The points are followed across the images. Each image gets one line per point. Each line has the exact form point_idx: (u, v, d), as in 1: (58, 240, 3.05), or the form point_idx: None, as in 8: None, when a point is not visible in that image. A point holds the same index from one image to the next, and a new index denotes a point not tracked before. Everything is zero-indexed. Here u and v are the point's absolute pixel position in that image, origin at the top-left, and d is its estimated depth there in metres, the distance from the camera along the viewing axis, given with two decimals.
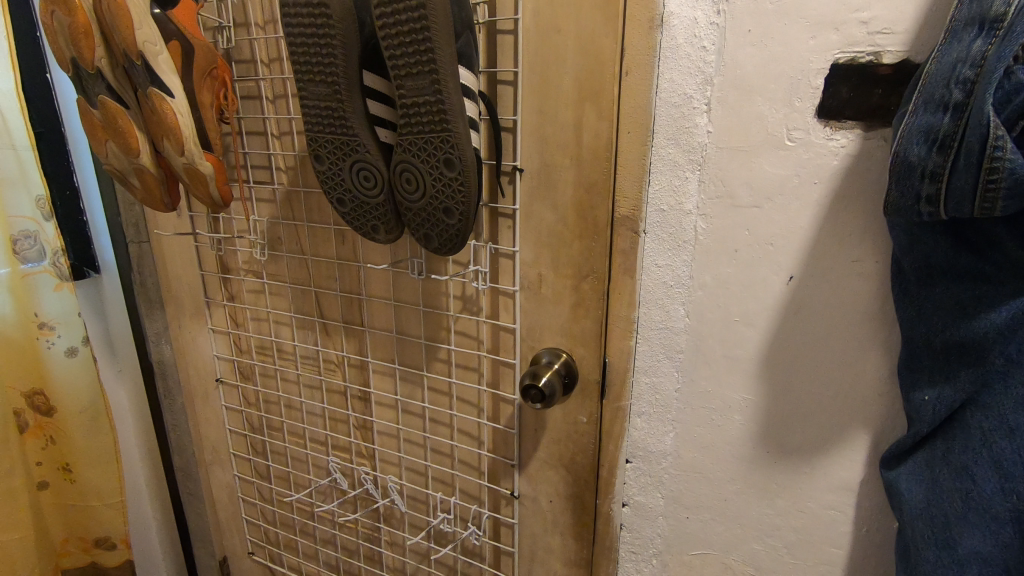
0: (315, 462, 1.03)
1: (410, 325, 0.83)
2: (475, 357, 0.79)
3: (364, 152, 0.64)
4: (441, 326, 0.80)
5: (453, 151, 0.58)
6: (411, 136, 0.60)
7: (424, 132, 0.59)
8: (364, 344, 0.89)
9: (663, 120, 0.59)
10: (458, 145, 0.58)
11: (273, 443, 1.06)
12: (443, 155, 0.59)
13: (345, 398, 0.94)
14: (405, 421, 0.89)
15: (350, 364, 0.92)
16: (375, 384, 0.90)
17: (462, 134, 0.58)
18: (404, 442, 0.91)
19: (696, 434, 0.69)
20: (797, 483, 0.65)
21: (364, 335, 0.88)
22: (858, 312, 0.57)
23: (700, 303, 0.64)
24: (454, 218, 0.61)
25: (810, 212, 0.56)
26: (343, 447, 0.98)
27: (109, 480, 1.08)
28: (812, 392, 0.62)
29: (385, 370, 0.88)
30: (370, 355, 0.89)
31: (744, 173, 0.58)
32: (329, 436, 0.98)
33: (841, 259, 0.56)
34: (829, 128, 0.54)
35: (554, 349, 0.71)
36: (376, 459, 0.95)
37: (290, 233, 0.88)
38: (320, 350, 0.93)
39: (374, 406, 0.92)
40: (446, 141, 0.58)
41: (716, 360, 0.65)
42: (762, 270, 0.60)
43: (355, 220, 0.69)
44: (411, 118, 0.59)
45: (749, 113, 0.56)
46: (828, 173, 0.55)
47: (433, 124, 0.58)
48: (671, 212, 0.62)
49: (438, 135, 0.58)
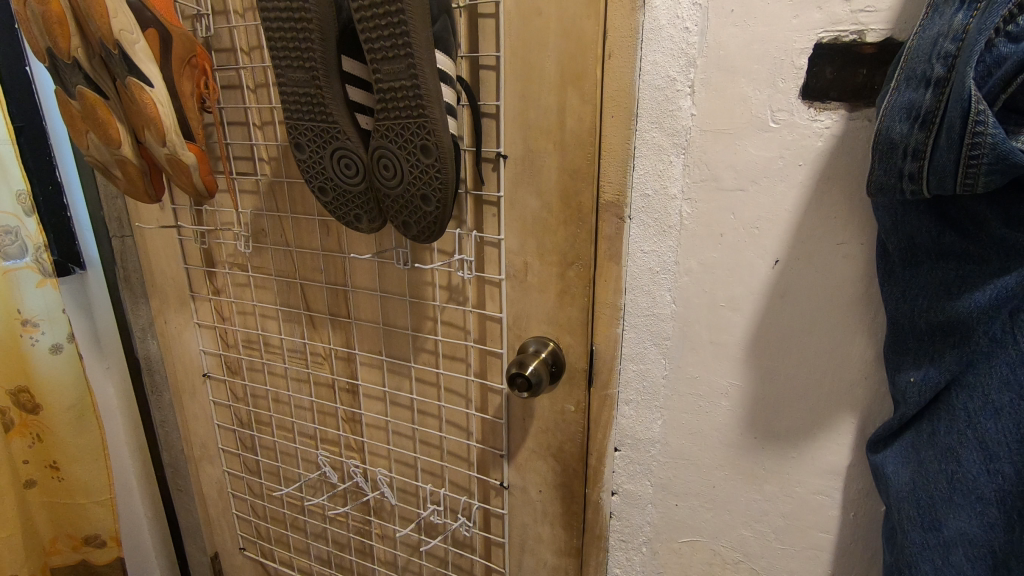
0: (304, 456, 1.02)
1: (396, 315, 0.82)
2: (462, 347, 0.78)
3: (343, 139, 0.63)
4: (428, 317, 0.79)
5: (430, 137, 0.57)
6: (388, 122, 0.59)
7: (401, 118, 0.58)
8: (351, 336, 0.88)
9: (647, 103, 0.58)
10: (435, 130, 0.57)
11: (262, 438, 1.05)
12: (420, 142, 0.58)
13: (333, 391, 0.94)
14: (394, 413, 0.89)
15: (337, 356, 0.91)
16: (363, 376, 0.89)
17: (439, 120, 0.57)
18: (392, 434, 0.90)
19: (683, 421, 0.68)
20: (783, 468, 0.64)
21: (351, 327, 0.87)
22: (842, 296, 0.57)
23: (685, 288, 0.63)
24: (433, 206, 0.61)
25: (795, 194, 0.56)
26: (332, 441, 0.98)
27: (96, 478, 1.07)
28: (798, 376, 0.61)
29: (373, 362, 0.87)
30: (357, 347, 0.88)
31: (728, 156, 0.57)
32: (318, 430, 0.98)
33: (827, 242, 0.56)
34: (813, 109, 0.53)
35: (540, 337, 0.71)
36: (365, 452, 0.94)
37: (274, 225, 0.87)
38: (307, 343, 0.92)
39: (363, 398, 0.91)
40: (423, 127, 0.57)
41: (702, 345, 0.65)
42: (747, 254, 0.59)
43: (337, 209, 0.68)
44: (387, 105, 0.58)
45: (733, 95, 0.56)
46: (813, 154, 0.54)
47: (410, 110, 0.57)
48: (655, 197, 0.61)
49: (416, 121, 0.57)
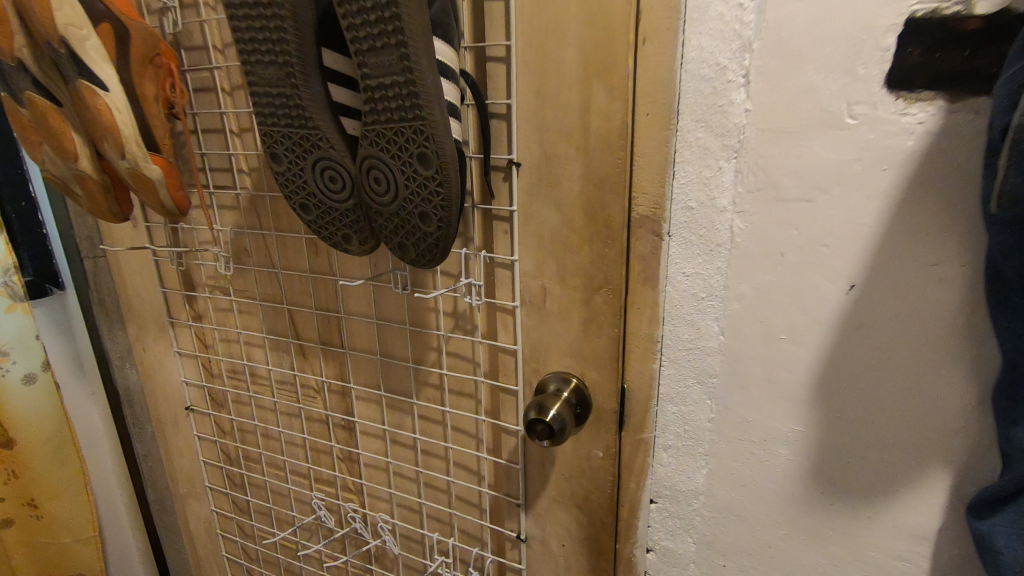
0: (298, 498, 0.92)
1: (395, 346, 0.73)
2: (471, 382, 0.69)
3: (327, 148, 0.53)
4: (431, 347, 0.70)
5: (429, 144, 0.47)
6: (378, 126, 0.49)
7: (394, 122, 0.48)
8: (345, 368, 0.78)
9: (691, 98, 0.48)
10: (435, 137, 0.47)
11: (252, 476, 0.96)
12: (417, 151, 0.48)
13: (327, 427, 0.84)
14: (395, 453, 0.79)
15: (330, 390, 0.81)
16: (360, 413, 0.80)
17: (439, 123, 0.47)
18: (394, 476, 0.81)
19: (731, 471, 0.58)
20: (854, 528, 0.54)
21: (345, 358, 0.78)
22: (932, 329, 0.46)
23: (737, 318, 0.53)
24: (434, 225, 0.51)
25: (877, 205, 0.45)
26: (328, 481, 0.88)
27: (77, 512, 0.98)
28: (875, 422, 0.51)
29: (370, 396, 0.78)
30: (352, 381, 0.78)
31: (790, 160, 0.47)
32: (311, 469, 0.88)
33: (915, 263, 0.45)
34: (902, 101, 0.43)
35: (562, 374, 0.61)
36: (364, 494, 0.85)
37: (257, 244, 0.78)
38: (296, 375, 0.83)
39: (360, 436, 0.81)
40: (419, 133, 0.47)
41: (755, 384, 0.54)
42: (814, 277, 0.49)
43: (323, 228, 0.59)
44: (377, 107, 0.48)
45: (797, 86, 0.45)
46: (899, 156, 0.44)
47: (404, 112, 0.47)
48: (700, 210, 0.51)
49: (411, 125, 0.47)
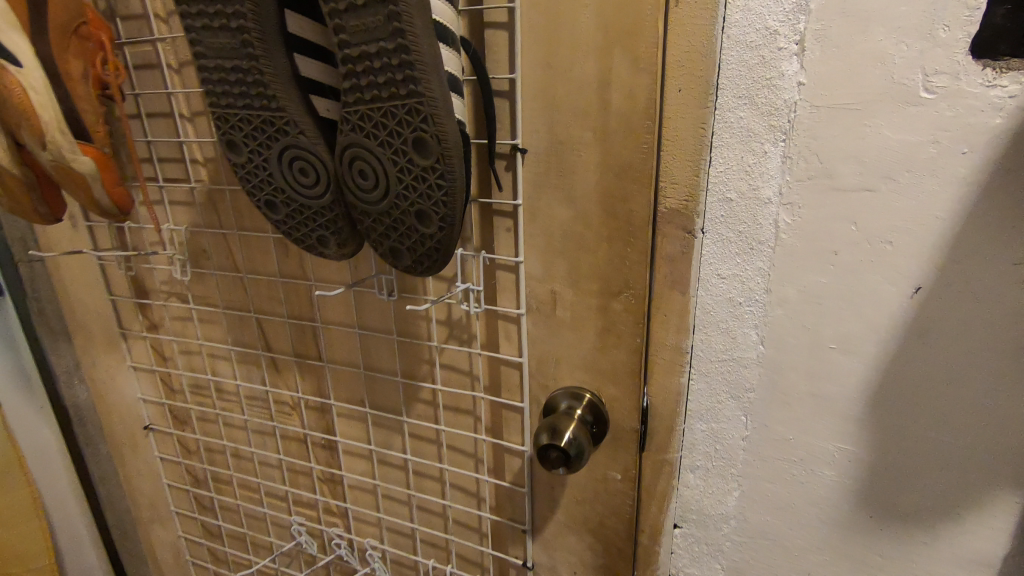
0: (275, 522, 0.84)
1: (381, 358, 0.64)
2: (468, 398, 0.61)
3: (297, 135, 0.44)
4: (422, 360, 0.62)
5: (428, 128, 0.39)
6: (361, 106, 0.40)
7: (381, 101, 0.39)
8: (324, 383, 0.70)
9: (732, 70, 0.41)
10: (434, 117, 0.38)
11: (222, 500, 0.87)
12: (412, 136, 0.40)
13: (306, 447, 0.76)
14: (383, 474, 0.71)
15: (308, 406, 0.73)
16: (343, 431, 0.72)
17: (438, 102, 0.38)
18: (383, 499, 0.73)
19: (768, 493, 0.52)
20: (907, 556, 0.48)
21: (323, 371, 0.69)
22: (1013, 337, 0.40)
23: (780, 325, 0.46)
24: (433, 225, 0.43)
25: (953, 195, 0.39)
26: (308, 504, 0.80)
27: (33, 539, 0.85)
28: (939, 441, 0.45)
29: (354, 414, 0.70)
30: (332, 397, 0.70)
31: (851, 142, 0.40)
32: (289, 492, 0.80)
33: (997, 262, 0.39)
34: (988, 71, 0.36)
35: (569, 389, 0.54)
36: (349, 518, 0.77)
37: (217, 245, 0.68)
38: (269, 391, 0.74)
39: (343, 456, 0.73)
40: (414, 114, 0.39)
41: (799, 399, 0.48)
42: (875, 278, 0.42)
43: (295, 229, 0.50)
44: (359, 82, 0.39)
45: (862, 54, 0.38)
46: (984, 136, 0.37)
47: (394, 87, 0.38)
48: (741, 202, 0.44)
49: (403, 104, 0.39)
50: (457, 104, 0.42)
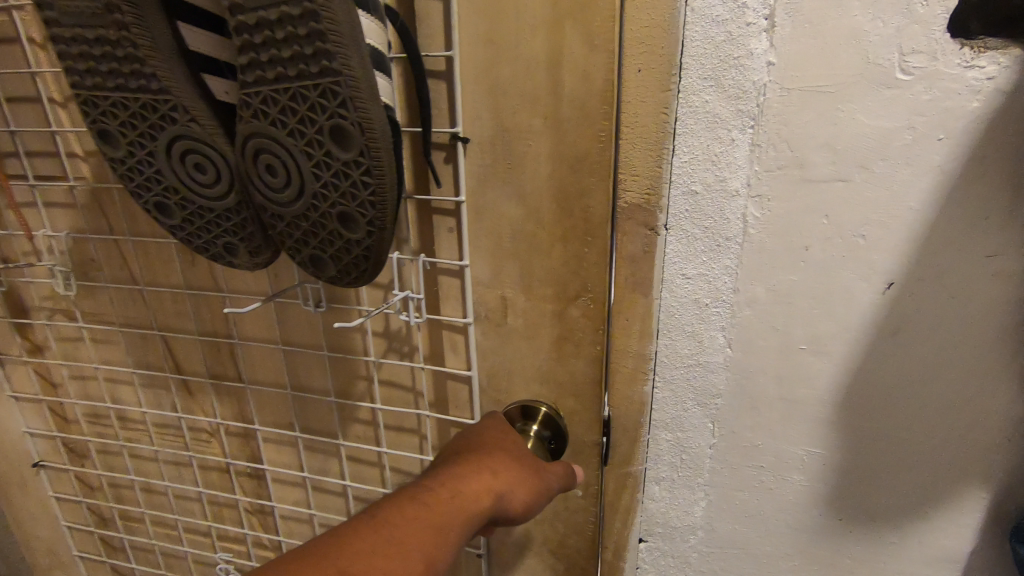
0: (198, 560, 0.75)
1: (310, 376, 0.57)
2: (412, 416, 0.55)
3: (187, 123, 0.36)
4: (357, 377, 0.55)
5: (347, 114, 0.32)
6: (263, 86, 0.33)
7: (287, 81, 0.32)
8: (246, 407, 0.62)
9: (698, 47, 0.36)
10: (355, 101, 0.32)
11: (134, 540, 0.76)
12: (328, 123, 0.33)
13: (230, 477, 0.68)
14: (320, 503, 0.64)
15: (229, 432, 0.65)
16: (271, 457, 0.64)
17: (360, 81, 0.31)
18: (321, 528, 0.66)
19: (736, 502, 0.49)
20: (876, 555, 0.47)
21: (244, 394, 0.61)
22: (985, 333, 0.39)
23: (747, 326, 0.43)
24: (361, 230, 0.36)
25: (927, 184, 0.36)
26: (236, 538, 0.72)
27: None
28: (910, 440, 0.43)
29: (283, 438, 0.62)
30: (256, 420, 0.62)
31: (824, 129, 0.37)
32: (212, 527, 0.71)
33: (970, 254, 0.37)
34: (967, 49, 0.33)
35: (519, 404, 0.50)
36: (284, 551, 0.70)
37: (106, 254, 0.58)
38: (182, 417, 0.65)
39: (272, 485, 0.66)
40: (330, 97, 0.32)
41: (768, 404, 0.45)
42: (848, 275, 0.39)
43: (195, 235, 0.42)
44: (259, 57, 0.32)
45: (836, 30, 0.34)
46: (960, 122, 0.34)
47: (304, 63, 0.31)
48: (707, 195, 0.40)
49: (316, 84, 0.32)
50: (383, 86, 0.35)
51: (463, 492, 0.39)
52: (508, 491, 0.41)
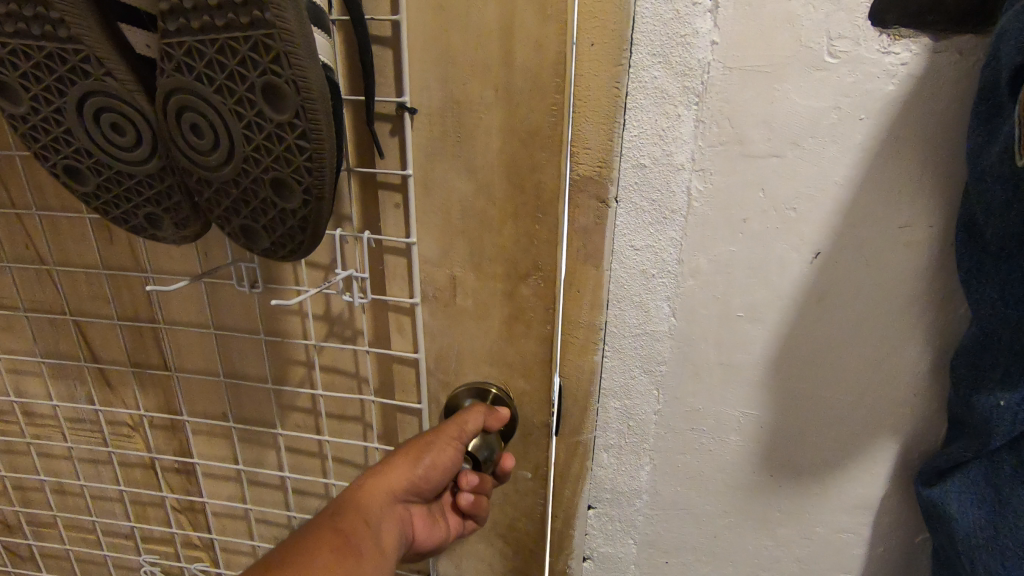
0: (121, 565, 0.70)
1: (245, 362, 0.55)
2: (355, 403, 0.54)
3: (100, 76, 0.34)
4: (297, 362, 0.53)
5: (282, 71, 0.31)
6: (188, 38, 0.31)
7: (215, 33, 0.31)
8: (173, 397, 0.59)
9: (647, 24, 0.38)
10: (289, 56, 0.30)
11: (45, 547, 0.71)
12: (261, 81, 0.31)
13: (155, 474, 0.64)
14: (256, 498, 0.62)
15: (154, 425, 0.61)
16: (202, 450, 0.61)
17: (295, 36, 0.30)
18: (258, 524, 0.63)
19: (678, 464, 0.52)
20: (802, 507, 0.51)
21: (171, 383, 0.58)
22: (894, 299, 0.43)
23: (690, 295, 0.45)
24: (296, 198, 0.35)
25: (849, 161, 0.40)
26: (162, 540, 0.68)
27: None
28: (825, 399, 0.47)
29: (214, 429, 0.59)
30: (184, 411, 0.59)
31: (761, 107, 0.39)
32: (136, 528, 0.67)
33: (886, 226, 0.41)
34: (885, 37, 0.36)
35: (471, 387, 0.50)
36: (216, 550, 0.67)
37: (9, 231, 0.53)
38: (99, 410, 0.61)
39: (203, 481, 0.63)
40: (262, 51, 0.30)
41: (708, 370, 0.48)
42: (779, 246, 0.43)
43: (112, 202, 0.40)
44: (185, 6, 0.30)
45: (774, 14, 0.37)
46: (877, 103, 0.38)
47: (232, 13, 0.30)
48: (654, 169, 0.42)
49: (246, 37, 0.30)
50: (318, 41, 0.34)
51: (353, 501, 0.45)
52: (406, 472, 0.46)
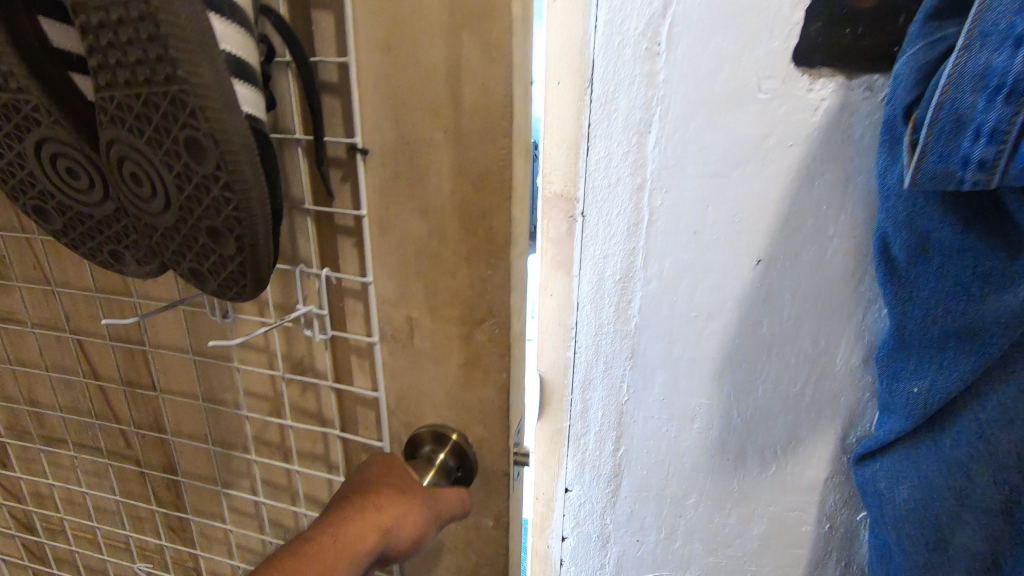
0: (119, 568, 0.78)
1: (220, 388, 0.58)
2: (321, 437, 0.55)
3: (51, 124, 0.36)
4: (268, 395, 0.56)
5: (199, 125, 0.30)
6: (114, 89, 0.31)
7: (136, 85, 0.30)
8: (160, 415, 0.64)
9: (605, 65, 0.45)
10: (204, 109, 0.29)
11: (56, 546, 0.80)
12: (182, 134, 0.30)
13: (147, 487, 0.70)
14: (234, 518, 0.66)
15: (145, 440, 0.67)
16: (186, 467, 0.66)
17: (210, 90, 0.29)
18: (236, 548, 0.68)
19: (646, 450, 0.58)
20: (757, 488, 0.57)
21: (158, 402, 0.63)
22: (827, 299, 0.49)
23: (652, 298, 0.51)
24: (230, 246, 0.34)
25: (783, 181, 0.46)
26: (154, 549, 0.75)
27: None
28: (764, 390, 0.53)
29: (196, 449, 0.64)
30: (170, 429, 0.64)
31: (706, 134, 0.45)
32: (131, 537, 0.74)
33: (818, 237, 0.47)
34: (807, 77, 0.43)
35: (431, 430, 0.48)
36: (200, 562, 0.72)
37: (22, 254, 0.60)
38: (98, 423, 0.68)
39: (188, 496, 0.67)
40: (178, 105, 0.30)
41: (670, 363, 0.54)
42: (726, 254, 0.49)
43: (85, 239, 0.42)
44: (107, 58, 0.30)
45: (712, 57, 0.43)
46: (804, 131, 0.44)
47: (149, 64, 0.29)
48: (616, 187, 0.48)
49: (163, 90, 0.29)
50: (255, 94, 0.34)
51: (315, 544, 0.38)
52: (381, 517, 0.41)
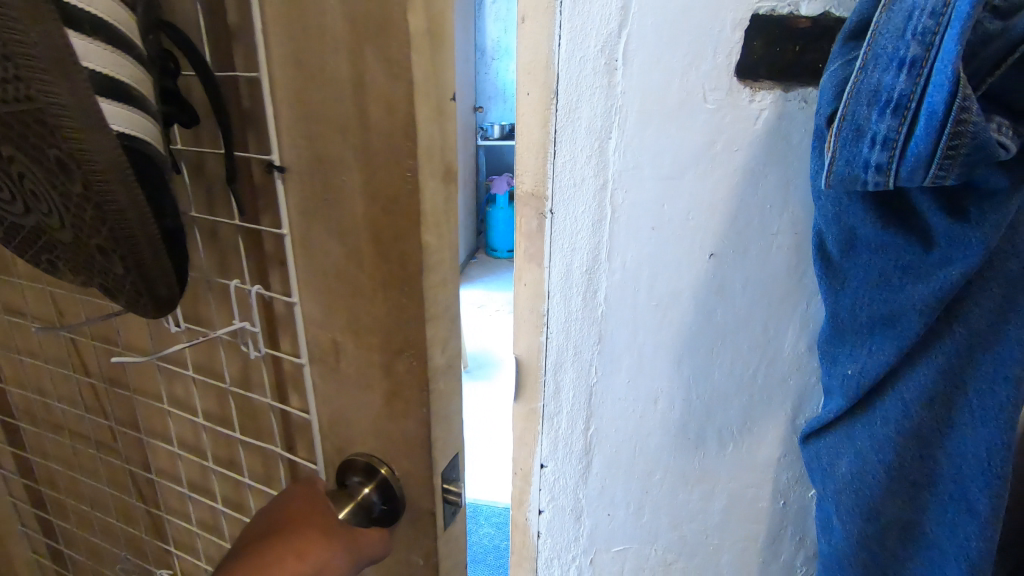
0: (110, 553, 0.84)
1: (184, 394, 0.62)
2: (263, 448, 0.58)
3: None
4: (220, 404, 0.59)
5: (66, 150, 0.34)
6: None
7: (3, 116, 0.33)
8: (137, 413, 0.69)
9: (570, 78, 0.50)
10: (68, 137, 0.34)
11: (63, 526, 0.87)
12: (53, 158, 0.34)
13: (128, 479, 0.75)
14: (201, 516, 0.70)
15: (127, 435, 0.72)
16: (160, 464, 0.70)
17: (72, 120, 0.33)
18: (201, 545, 0.72)
19: (613, 430, 0.63)
20: (716, 466, 0.62)
21: (134, 402, 0.68)
22: (773, 289, 0.54)
23: (616, 288, 0.56)
24: (118, 255, 0.39)
25: (730, 183, 0.51)
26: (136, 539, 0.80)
27: None
28: (719, 375, 0.58)
29: (166, 448, 0.68)
30: (145, 428, 0.69)
31: (661, 140, 0.51)
32: (118, 524, 0.80)
33: (763, 233, 0.52)
34: (749, 89, 0.48)
35: (367, 460, 0.48)
36: (172, 556, 0.76)
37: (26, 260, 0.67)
38: (88, 415, 0.74)
39: (162, 492, 0.72)
40: (46, 132, 0.34)
41: (634, 349, 0.59)
42: (682, 248, 0.54)
43: None
44: None
45: (663, 72, 0.48)
46: (748, 138, 0.49)
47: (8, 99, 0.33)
48: (582, 187, 0.53)
49: (27, 119, 0.33)
50: (85, 47, 0.34)
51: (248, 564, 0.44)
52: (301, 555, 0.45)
